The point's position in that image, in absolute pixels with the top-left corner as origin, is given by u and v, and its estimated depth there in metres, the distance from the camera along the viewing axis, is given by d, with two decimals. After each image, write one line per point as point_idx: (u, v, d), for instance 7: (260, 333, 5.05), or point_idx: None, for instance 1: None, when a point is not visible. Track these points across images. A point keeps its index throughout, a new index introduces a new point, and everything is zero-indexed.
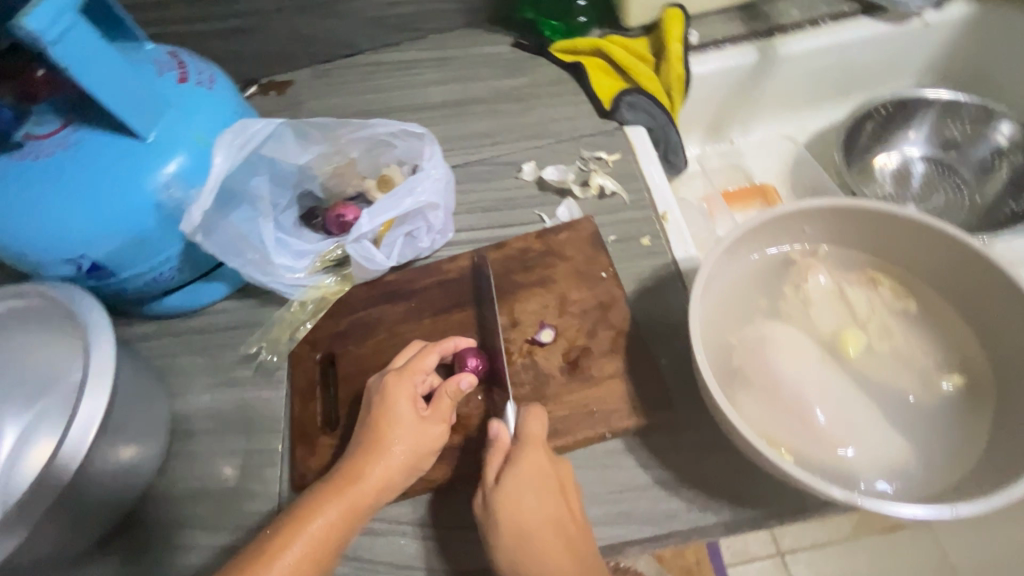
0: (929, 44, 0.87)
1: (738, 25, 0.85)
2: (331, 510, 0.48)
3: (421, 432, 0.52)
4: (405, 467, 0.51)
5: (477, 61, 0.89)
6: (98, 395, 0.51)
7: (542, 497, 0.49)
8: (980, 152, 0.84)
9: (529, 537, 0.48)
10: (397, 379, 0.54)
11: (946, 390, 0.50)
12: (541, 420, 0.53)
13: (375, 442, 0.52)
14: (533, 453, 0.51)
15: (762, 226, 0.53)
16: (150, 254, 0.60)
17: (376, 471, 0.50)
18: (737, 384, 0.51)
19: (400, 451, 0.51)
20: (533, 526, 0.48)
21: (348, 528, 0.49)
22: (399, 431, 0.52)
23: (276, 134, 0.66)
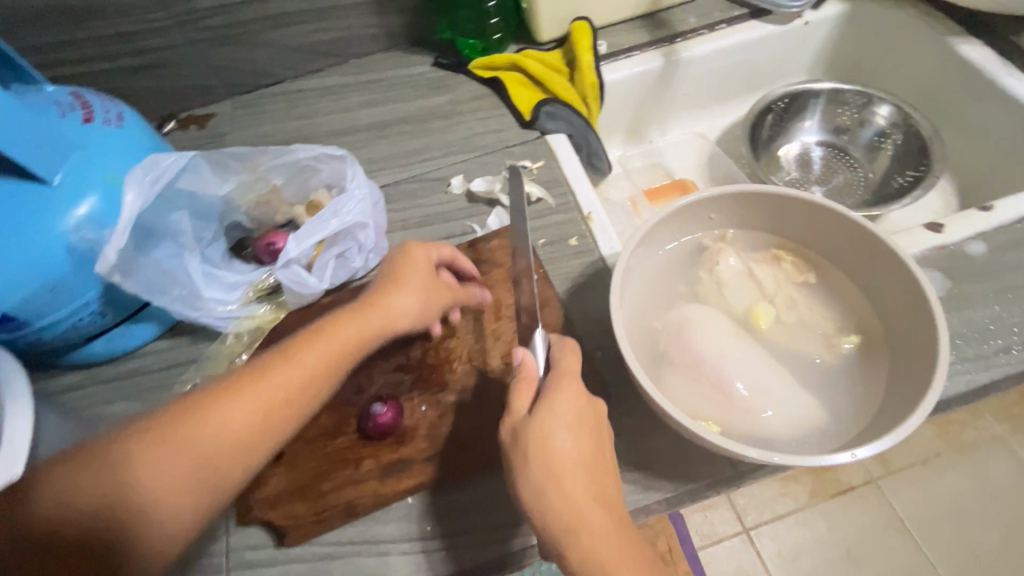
0: (814, 41, 0.96)
1: (643, 34, 0.91)
2: (185, 437, 0.45)
3: (313, 355, 0.51)
4: (289, 396, 0.49)
5: (400, 82, 0.91)
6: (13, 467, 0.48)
7: (580, 426, 0.46)
8: (867, 134, 0.92)
9: (562, 465, 0.43)
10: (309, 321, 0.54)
11: (846, 350, 0.55)
12: (575, 354, 0.51)
13: (269, 369, 0.50)
14: (569, 385, 0.47)
15: (671, 216, 0.57)
16: (65, 301, 0.58)
17: (353, 326, 0.53)
18: (662, 366, 0.54)
19: (289, 371, 0.49)
20: (569, 452, 0.44)
21: (208, 462, 0.45)
22: (294, 354, 0.51)
23: (191, 167, 0.66)
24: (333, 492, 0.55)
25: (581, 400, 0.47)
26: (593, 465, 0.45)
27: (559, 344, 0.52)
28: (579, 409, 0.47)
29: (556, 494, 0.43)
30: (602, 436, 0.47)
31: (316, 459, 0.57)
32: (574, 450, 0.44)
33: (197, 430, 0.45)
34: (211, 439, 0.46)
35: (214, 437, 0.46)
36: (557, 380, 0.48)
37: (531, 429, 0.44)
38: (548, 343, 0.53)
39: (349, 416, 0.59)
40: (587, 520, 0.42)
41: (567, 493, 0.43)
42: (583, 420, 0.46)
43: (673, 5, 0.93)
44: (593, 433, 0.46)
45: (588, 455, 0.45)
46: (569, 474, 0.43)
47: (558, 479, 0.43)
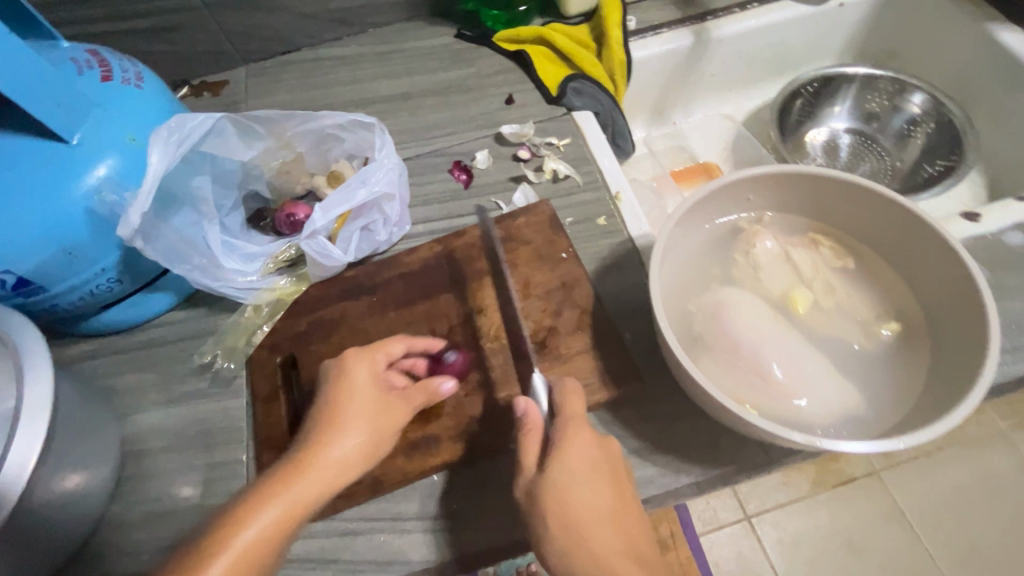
0: (846, 24, 0.93)
1: (672, 11, 0.88)
2: (275, 504, 0.44)
3: (382, 414, 0.51)
4: (366, 448, 0.49)
5: (421, 53, 0.88)
6: (35, 434, 0.47)
7: (596, 474, 0.46)
8: (897, 122, 0.91)
9: (581, 523, 0.44)
10: (358, 351, 0.54)
11: (885, 337, 0.54)
12: (578, 397, 0.51)
13: (345, 423, 0.49)
14: (578, 429, 0.47)
15: (710, 196, 0.55)
16: (83, 267, 0.56)
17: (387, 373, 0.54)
18: (699, 349, 0.53)
19: (363, 425, 0.49)
20: (587, 507, 0.44)
21: (292, 524, 0.44)
22: (361, 403, 0.51)
23: (216, 129, 0.63)
24: None
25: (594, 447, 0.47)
26: (615, 516, 0.45)
27: (559, 387, 0.52)
28: (592, 455, 0.47)
29: (583, 551, 0.43)
30: (620, 482, 0.47)
31: None
32: (595, 500, 0.45)
33: (292, 492, 0.45)
34: (292, 506, 0.44)
35: (308, 492, 0.45)
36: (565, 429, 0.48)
37: (546, 488, 0.45)
38: (549, 386, 0.53)
39: None
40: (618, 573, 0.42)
41: (596, 551, 0.43)
42: (599, 468, 0.46)
43: None
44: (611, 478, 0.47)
45: (608, 507, 0.45)
46: (594, 530, 0.44)
47: (581, 538, 0.43)
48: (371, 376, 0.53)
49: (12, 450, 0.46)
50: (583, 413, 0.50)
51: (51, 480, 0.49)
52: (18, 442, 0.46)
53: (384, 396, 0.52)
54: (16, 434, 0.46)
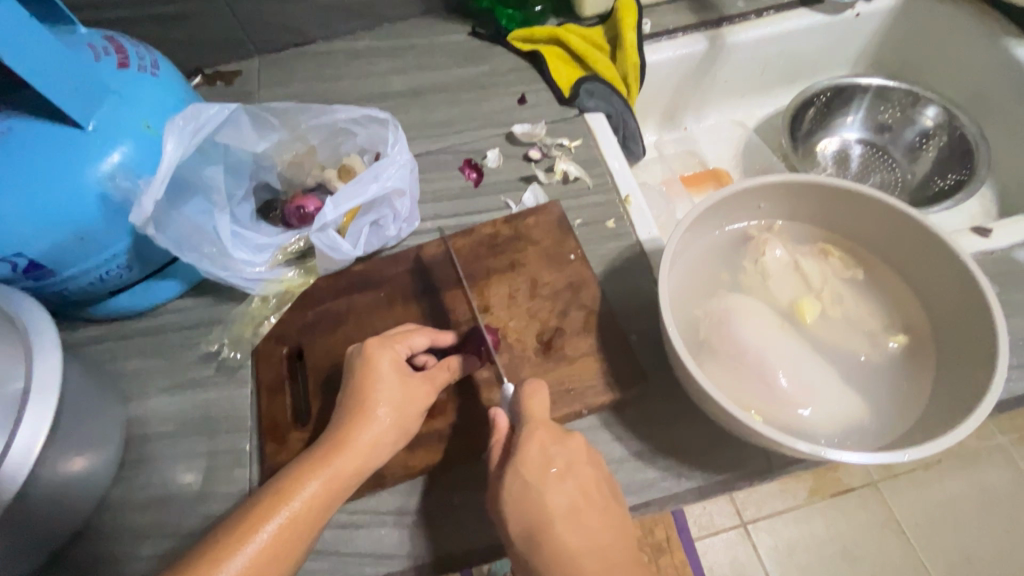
0: (861, 34, 0.93)
1: (688, 15, 0.88)
2: (319, 479, 0.47)
3: (410, 395, 0.52)
4: (396, 428, 0.51)
5: (435, 49, 0.88)
6: (41, 421, 0.47)
7: (554, 475, 0.48)
8: (909, 134, 0.90)
9: (538, 525, 0.46)
10: (378, 344, 0.53)
11: (892, 348, 0.53)
12: (543, 397, 0.51)
13: (378, 407, 0.50)
14: (541, 431, 0.49)
15: (722, 203, 0.55)
16: (94, 252, 0.56)
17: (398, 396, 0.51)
18: (704, 354, 0.53)
19: (393, 406, 0.51)
20: (544, 510, 0.46)
21: (334, 496, 0.48)
22: (391, 386, 0.51)
23: (232, 120, 0.64)
24: None
25: (559, 451, 0.49)
26: (575, 514, 0.47)
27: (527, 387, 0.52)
28: (551, 456, 0.48)
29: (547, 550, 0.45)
30: (585, 479, 0.49)
31: None
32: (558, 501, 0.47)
33: (333, 469, 0.48)
34: (333, 479, 0.48)
35: (347, 468, 0.48)
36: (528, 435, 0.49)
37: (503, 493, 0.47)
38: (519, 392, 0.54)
39: None
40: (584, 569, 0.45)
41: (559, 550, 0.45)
42: (564, 470, 0.48)
43: None
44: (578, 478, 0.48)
45: (568, 506, 0.47)
46: (551, 530, 0.46)
47: (539, 538, 0.46)
48: (397, 359, 0.53)
49: (19, 436, 0.46)
50: (546, 414, 0.51)
51: (57, 462, 0.50)
52: (24, 428, 0.47)
53: (412, 376, 0.53)
54: (24, 420, 0.47)
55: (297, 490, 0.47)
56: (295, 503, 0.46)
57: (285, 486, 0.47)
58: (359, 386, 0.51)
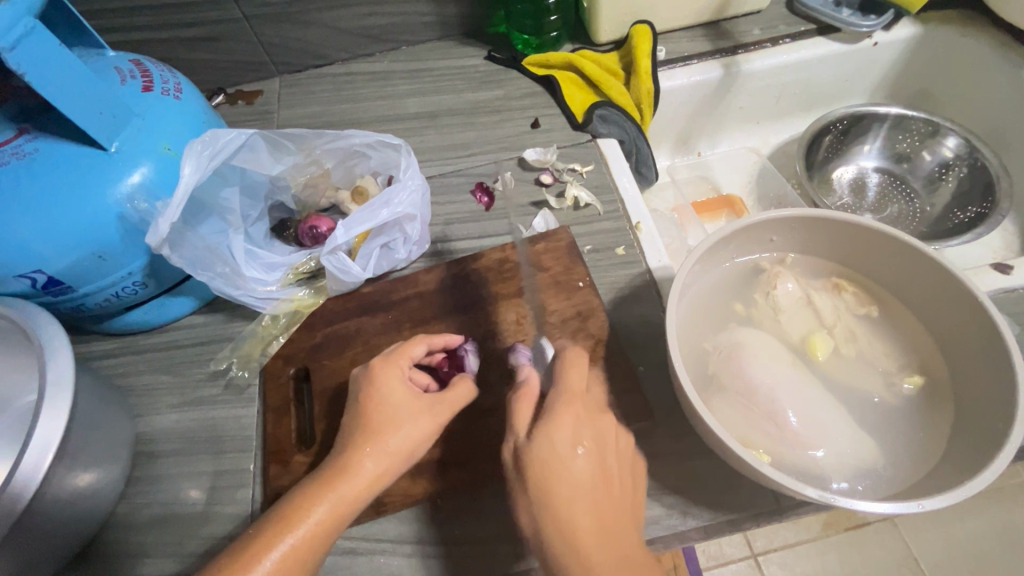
0: (880, 63, 0.92)
1: (703, 42, 0.89)
2: (325, 502, 0.47)
3: (420, 418, 0.51)
4: (406, 448, 0.50)
5: (451, 73, 0.90)
6: (48, 444, 0.48)
7: (586, 440, 0.46)
8: (929, 165, 0.89)
9: (560, 481, 0.44)
10: (387, 362, 0.54)
11: (907, 391, 0.52)
12: (578, 370, 0.52)
13: (385, 429, 0.50)
14: (576, 397, 0.48)
15: (734, 235, 0.54)
16: (111, 270, 0.58)
17: (409, 417, 0.51)
18: (712, 390, 0.52)
19: (402, 429, 0.50)
20: (573, 466, 0.44)
21: (342, 517, 0.47)
22: (398, 407, 0.51)
23: (248, 146, 0.65)
24: None
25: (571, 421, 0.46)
26: (601, 486, 0.44)
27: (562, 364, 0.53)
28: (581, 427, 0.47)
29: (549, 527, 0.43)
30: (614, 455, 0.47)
31: None
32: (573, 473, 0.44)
33: (341, 492, 0.47)
34: (340, 504, 0.47)
35: (356, 490, 0.48)
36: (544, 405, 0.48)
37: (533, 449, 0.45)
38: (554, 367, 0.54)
39: None
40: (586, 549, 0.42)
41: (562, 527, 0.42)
42: (581, 431, 0.46)
43: (738, 14, 0.90)
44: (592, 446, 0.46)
45: (594, 469, 0.45)
46: (574, 488, 0.43)
47: (557, 495, 0.43)
48: (405, 381, 0.53)
49: (26, 457, 0.47)
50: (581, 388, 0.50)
51: (64, 478, 0.50)
52: (32, 449, 0.48)
53: (419, 397, 0.52)
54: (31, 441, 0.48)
55: (304, 515, 0.46)
56: (303, 529, 0.46)
57: (293, 511, 0.46)
58: (368, 409, 0.51)
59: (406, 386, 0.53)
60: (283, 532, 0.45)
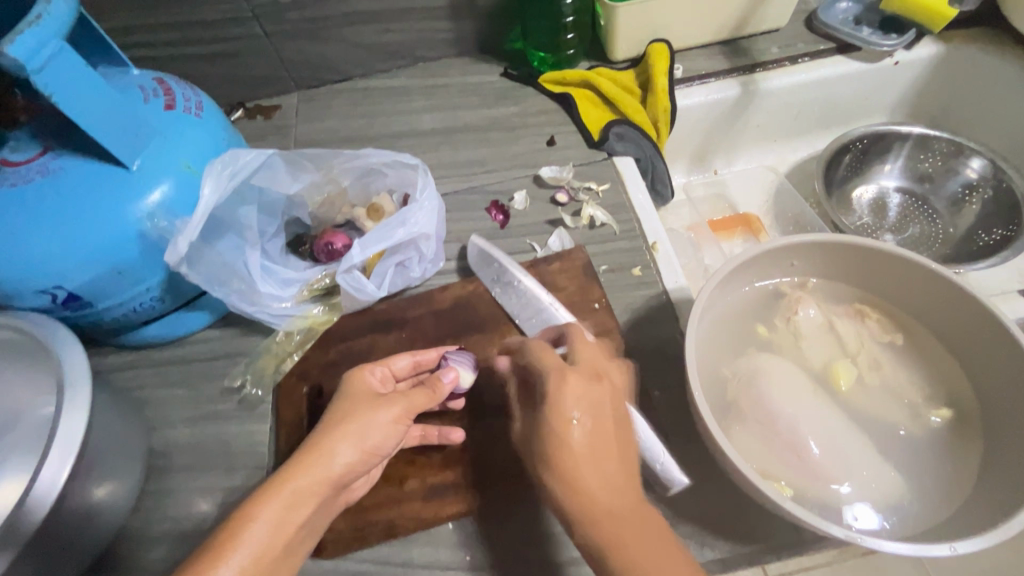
0: (901, 82, 0.90)
1: (721, 60, 0.88)
2: (275, 501, 0.45)
3: (372, 412, 0.50)
4: (367, 442, 0.49)
5: (467, 89, 0.90)
6: (67, 456, 0.48)
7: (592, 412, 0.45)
8: (952, 186, 0.87)
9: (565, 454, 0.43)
10: (359, 367, 0.55)
11: (935, 423, 0.50)
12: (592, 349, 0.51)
13: (338, 427, 0.49)
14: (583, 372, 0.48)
15: (754, 259, 0.54)
16: (129, 285, 0.58)
17: (376, 412, 0.50)
18: (731, 417, 0.51)
19: (351, 423, 0.49)
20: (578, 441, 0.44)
21: (299, 510, 0.45)
22: (353, 406, 0.51)
23: (267, 165, 0.65)
24: (378, 507, 0.54)
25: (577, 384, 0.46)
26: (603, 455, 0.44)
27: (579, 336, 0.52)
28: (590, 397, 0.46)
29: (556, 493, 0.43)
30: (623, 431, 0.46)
31: None
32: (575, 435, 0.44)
33: (284, 490, 0.45)
34: (293, 502, 0.45)
35: (304, 487, 0.46)
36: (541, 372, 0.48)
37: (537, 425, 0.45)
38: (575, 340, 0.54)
39: None
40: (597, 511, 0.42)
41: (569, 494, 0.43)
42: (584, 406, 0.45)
43: (756, 33, 0.89)
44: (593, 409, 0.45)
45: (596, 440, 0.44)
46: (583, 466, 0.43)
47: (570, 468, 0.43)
48: (371, 385, 0.54)
49: (44, 469, 0.47)
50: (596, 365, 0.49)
51: (78, 495, 0.51)
52: (48, 467, 0.47)
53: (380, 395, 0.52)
54: (52, 452, 0.48)
55: (253, 516, 0.44)
56: (251, 531, 0.43)
57: (238, 514, 0.44)
58: (328, 413, 0.51)
59: (368, 388, 0.53)
60: (232, 533, 0.42)
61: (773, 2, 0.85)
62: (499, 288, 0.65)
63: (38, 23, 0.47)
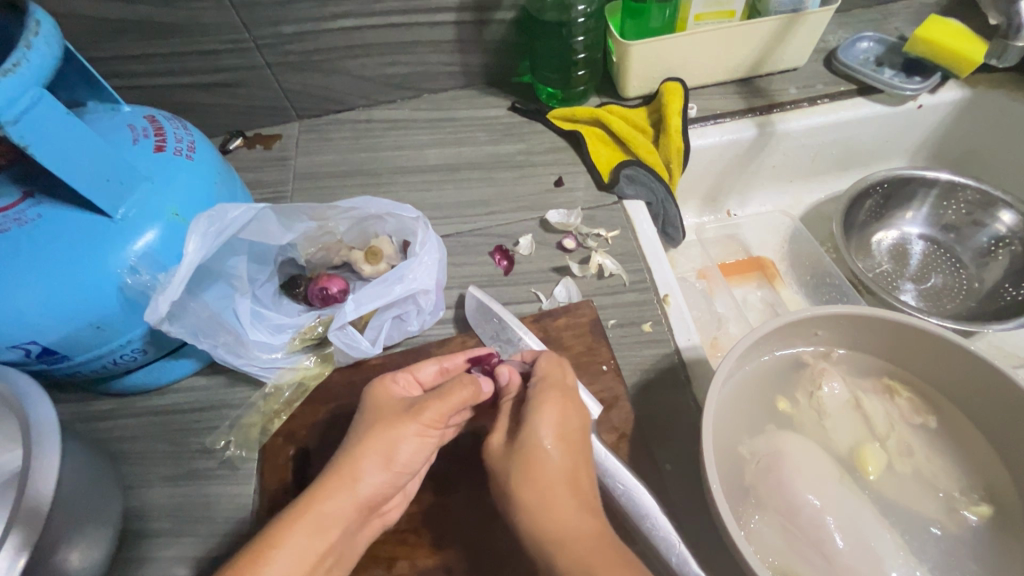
0: (924, 125, 0.87)
1: (737, 99, 0.85)
2: (302, 528, 0.43)
3: (396, 426, 0.48)
4: (391, 460, 0.47)
5: (474, 124, 0.86)
6: (46, 463, 0.45)
7: (564, 439, 0.47)
8: (980, 236, 0.83)
9: (536, 478, 0.45)
10: (381, 379, 0.53)
11: (970, 521, 0.47)
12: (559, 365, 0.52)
13: (360, 447, 0.47)
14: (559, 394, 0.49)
15: (777, 330, 0.50)
16: (110, 338, 0.55)
17: (404, 432, 0.48)
18: (750, 504, 0.47)
19: (375, 440, 0.47)
20: (550, 467, 0.45)
21: (325, 537, 0.44)
22: (378, 421, 0.49)
23: (258, 218, 0.62)
24: None
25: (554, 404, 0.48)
26: (573, 481, 0.45)
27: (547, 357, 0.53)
28: (570, 424, 0.48)
29: (534, 513, 0.43)
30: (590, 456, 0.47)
31: None
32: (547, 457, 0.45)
33: (311, 513, 0.44)
34: (320, 528, 0.44)
35: (331, 510, 0.45)
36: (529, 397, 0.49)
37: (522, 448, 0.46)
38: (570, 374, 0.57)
39: None
40: (569, 535, 0.42)
41: (538, 509, 0.43)
42: (554, 428, 0.47)
43: (773, 73, 0.87)
44: (568, 432, 0.47)
45: (567, 469, 0.45)
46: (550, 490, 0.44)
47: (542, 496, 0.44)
48: (398, 395, 0.52)
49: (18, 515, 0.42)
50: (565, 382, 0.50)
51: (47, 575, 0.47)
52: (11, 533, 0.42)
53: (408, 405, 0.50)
54: (20, 511, 0.43)
55: (282, 545, 0.42)
56: (277, 564, 0.41)
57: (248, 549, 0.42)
58: (352, 433, 0.49)
59: (397, 400, 0.51)
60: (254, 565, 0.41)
61: (792, 43, 0.82)
62: (498, 344, 0.62)
63: (15, 71, 0.45)
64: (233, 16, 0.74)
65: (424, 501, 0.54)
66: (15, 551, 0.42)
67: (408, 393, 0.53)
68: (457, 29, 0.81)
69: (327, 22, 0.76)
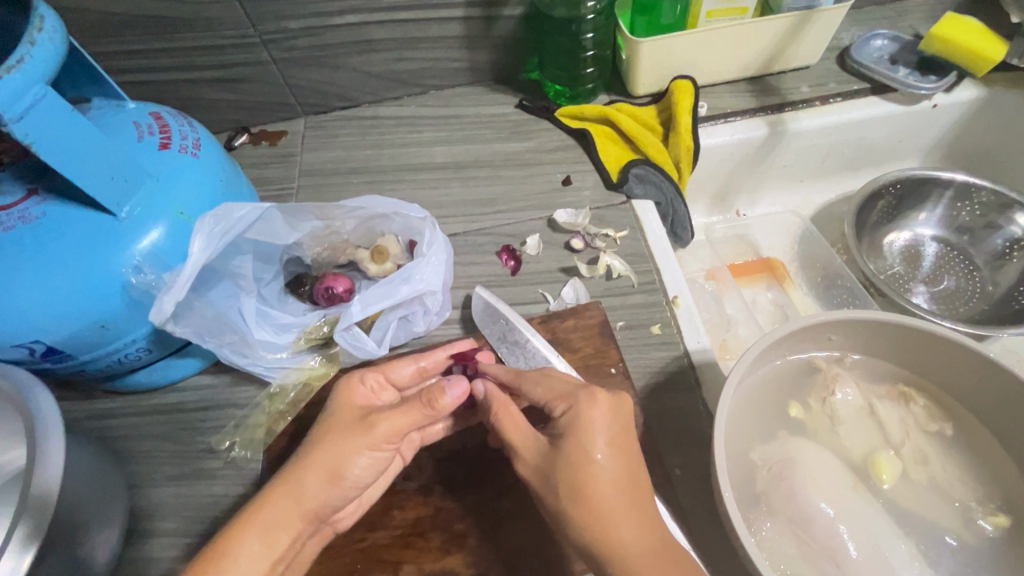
0: (938, 126, 0.86)
1: (748, 98, 0.84)
2: (250, 538, 0.42)
3: (347, 439, 0.46)
4: (339, 470, 0.46)
5: (481, 121, 0.85)
6: (52, 455, 0.45)
7: (616, 444, 0.44)
8: (994, 240, 0.82)
9: (593, 489, 0.41)
10: (348, 378, 0.52)
11: (986, 531, 0.47)
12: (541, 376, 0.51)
13: (310, 457, 0.46)
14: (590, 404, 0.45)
15: (792, 334, 0.49)
16: (115, 338, 0.54)
17: (354, 444, 0.46)
18: (761, 511, 0.46)
19: (324, 451, 0.46)
20: (606, 477, 0.42)
21: (274, 544, 0.43)
22: (334, 430, 0.48)
23: (263, 217, 0.62)
24: None
25: (603, 406, 0.45)
26: (628, 485, 0.42)
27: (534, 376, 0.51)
28: (616, 426, 0.44)
29: (591, 523, 0.41)
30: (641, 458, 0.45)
31: (348, 553, 0.51)
32: (600, 473, 0.42)
33: (263, 517, 0.43)
34: (267, 537, 0.43)
35: (277, 516, 0.43)
36: (564, 412, 0.46)
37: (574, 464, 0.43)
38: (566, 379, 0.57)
39: (394, 506, 0.53)
40: (627, 550, 0.40)
41: (602, 527, 0.40)
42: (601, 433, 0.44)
43: (785, 71, 0.85)
44: (619, 436, 0.44)
45: (620, 475, 0.42)
46: (608, 504, 0.41)
47: (601, 511, 0.41)
48: (361, 401, 0.51)
49: (21, 514, 0.42)
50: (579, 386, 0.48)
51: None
52: (17, 530, 0.42)
53: (364, 415, 0.49)
54: (24, 514, 0.42)
55: (227, 554, 0.41)
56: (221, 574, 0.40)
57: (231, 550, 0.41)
58: (313, 435, 0.48)
59: (356, 401, 0.51)
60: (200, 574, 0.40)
61: (805, 40, 0.80)
62: (505, 347, 0.62)
63: (19, 67, 0.44)
64: (238, 11, 0.73)
65: (431, 505, 0.53)
66: (20, 552, 0.41)
67: (375, 394, 0.52)
68: (465, 24, 0.80)
69: (334, 17, 0.76)
